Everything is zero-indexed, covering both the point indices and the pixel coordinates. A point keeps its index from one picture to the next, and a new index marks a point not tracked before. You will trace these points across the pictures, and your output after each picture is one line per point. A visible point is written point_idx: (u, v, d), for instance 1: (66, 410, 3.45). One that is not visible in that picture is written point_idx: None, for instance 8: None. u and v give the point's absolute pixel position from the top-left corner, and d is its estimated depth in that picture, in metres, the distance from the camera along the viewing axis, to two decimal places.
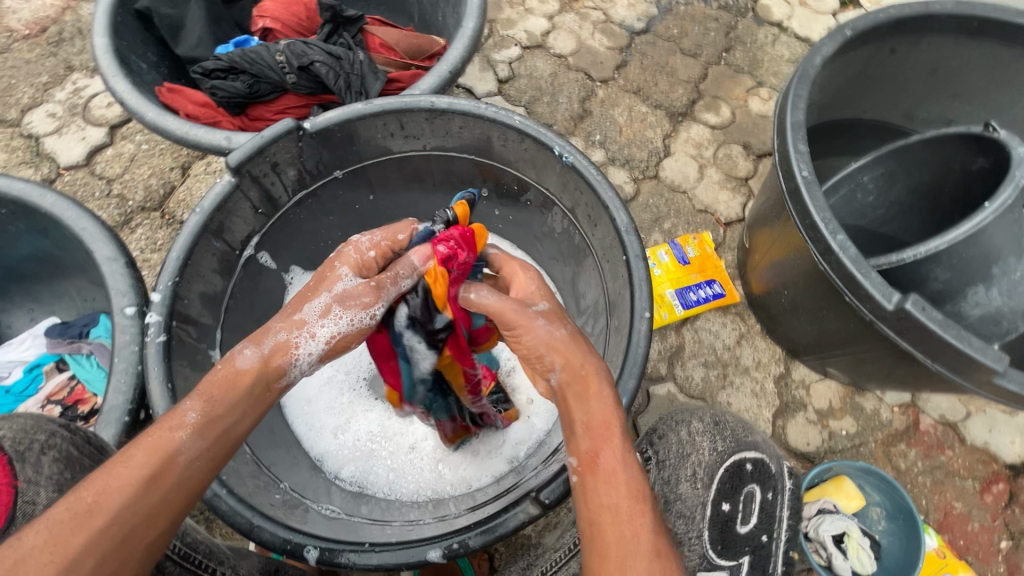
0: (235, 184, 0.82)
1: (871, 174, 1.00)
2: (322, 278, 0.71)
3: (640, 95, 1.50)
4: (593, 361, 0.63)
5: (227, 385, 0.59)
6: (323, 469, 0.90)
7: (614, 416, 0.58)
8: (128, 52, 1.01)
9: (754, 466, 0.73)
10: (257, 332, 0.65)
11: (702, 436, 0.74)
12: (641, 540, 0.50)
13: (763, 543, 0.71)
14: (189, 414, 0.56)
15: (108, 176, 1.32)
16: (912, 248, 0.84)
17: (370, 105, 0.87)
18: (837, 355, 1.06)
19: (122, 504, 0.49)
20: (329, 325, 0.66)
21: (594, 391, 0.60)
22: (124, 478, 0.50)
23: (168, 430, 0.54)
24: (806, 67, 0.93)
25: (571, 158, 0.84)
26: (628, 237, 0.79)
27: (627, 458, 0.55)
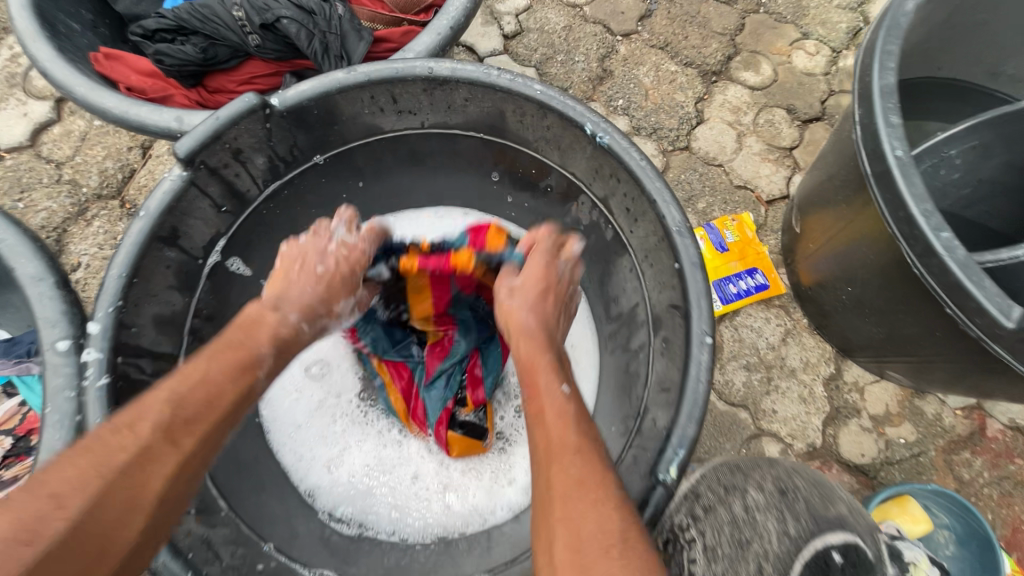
0: (190, 180, 0.66)
1: (959, 147, 0.83)
2: (339, 281, 0.66)
3: (668, 51, 1.30)
4: (533, 330, 0.60)
5: (288, 338, 0.61)
6: (315, 505, 0.77)
7: (540, 357, 0.58)
8: (54, 9, 0.82)
9: (844, 558, 0.51)
10: (298, 300, 0.63)
11: (765, 514, 0.55)
12: (567, 437, 0.51)
13: None
14: (262, 354, 0.58)
15: (57, 159, 1.15)
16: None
17: (352, 73, 0.69)
18: (898, 359, 0.92)
19: (215, 422, 0.52)
20: (351, 315, 0.71)
21: (521, 338, 0.60)
22: (214, 397, 0.53)
23: (246, 367, 0.56)
24: (896, 14, 0.74)
25: (606, 138, 0.68)
26: (681, 239, 0.63)
27: (554, 388, 0.55)
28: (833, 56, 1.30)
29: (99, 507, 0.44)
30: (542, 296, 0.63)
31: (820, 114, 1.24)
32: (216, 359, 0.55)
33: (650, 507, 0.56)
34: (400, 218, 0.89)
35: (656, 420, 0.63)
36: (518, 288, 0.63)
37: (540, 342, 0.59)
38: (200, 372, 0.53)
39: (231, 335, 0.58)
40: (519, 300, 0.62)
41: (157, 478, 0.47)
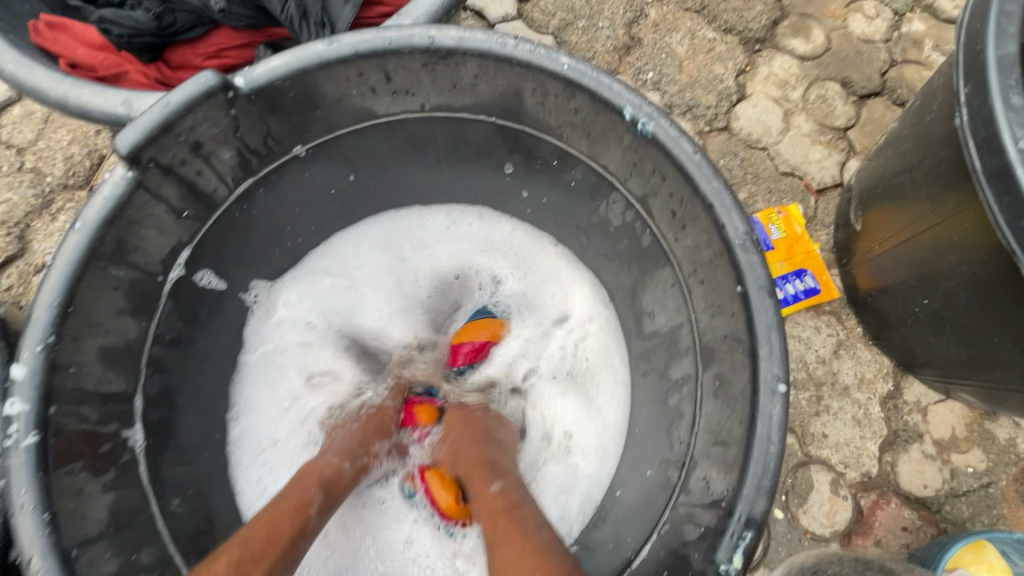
0: (137, 182, 0.54)
1: None
2: (371, 428, 0.67)
3: (705, 15, 1.13)
4: (463, 448, 0.62)
5: (335, 477, 0.59)
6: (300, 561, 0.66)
7: (474, 458, 0.60)
8: None
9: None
10: (340, 445, 0.63)
11: None
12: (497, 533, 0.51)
13: None
14: (315, 495, 0.56)
15: (18, 143, 1.02)
16: None
17: (334, 45, 0.55)
18: (977, 381, 0.80)
19: (281, 556, 0.51)
20: (389, 461, 0.70)
21: (457, 450, 0.62)
22: (275, 533, 0.51)
23: (300, 504, 0.55)
24: None
25: (650, 125, 0.55)
26: (747, 257, 0.51)
27: (485, 488, 0.56)
28: (896, 19, 1.12)
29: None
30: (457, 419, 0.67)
31: (880, 88, 1.08)
32: (277, 503, 0.55)
33: None
34: (403, 215, 0.78)
35: (710, 483, 0.52)
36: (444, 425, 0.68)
37: (472, 443, 0.62)
38: (263, 517, 0.53)
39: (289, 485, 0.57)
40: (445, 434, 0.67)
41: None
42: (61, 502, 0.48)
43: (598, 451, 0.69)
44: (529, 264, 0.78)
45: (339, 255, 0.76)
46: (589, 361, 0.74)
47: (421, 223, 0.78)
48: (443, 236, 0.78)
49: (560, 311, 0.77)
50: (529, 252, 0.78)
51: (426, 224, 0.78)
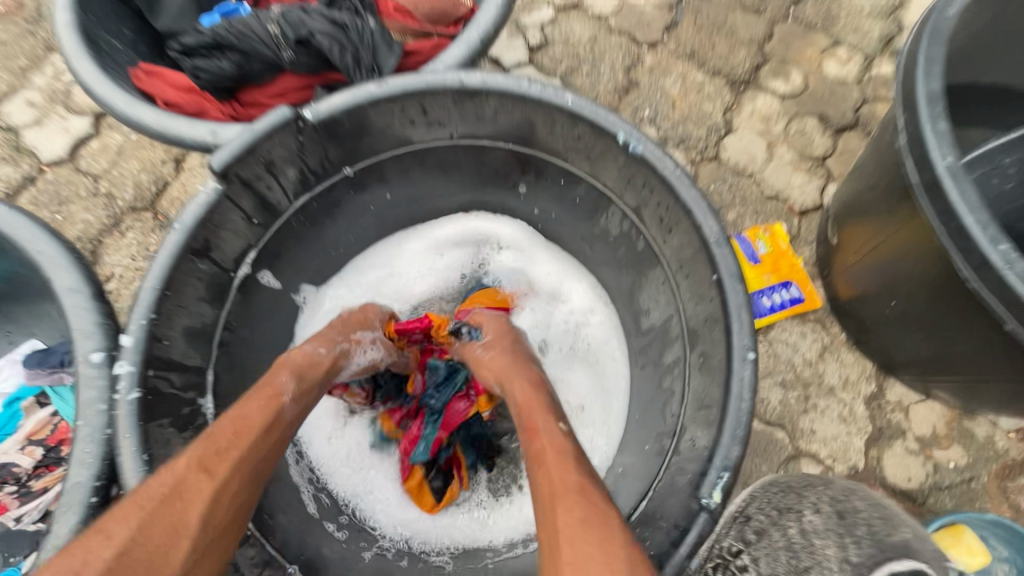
0: (222, 193, 0.66)
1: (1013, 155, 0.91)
2: (352, 321, 0.74)
3: (695, 60, 1.28)
4: (512, 371, 0.65)
5: (306, 365, 0.64)
6: (347, 509, 0.80)
7: (535, 398, 0.61)
8: (96, 28, 0.85)
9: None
10: (320, 335, 0.69)
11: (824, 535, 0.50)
12: (567, 477, 0.51)
13: None
14: (286, 384, 0.61)
15: (94, 172, 1.18)
16: None
17: (384, 85, 0.69)
18: (950, 378, 0.87)
19: (255, 441, 0.55)
20: (374, 351, 0.74)
21: (515, 381, 0.63)
22: (243, 424, 0.55)
23: (271, 394, 0.59)
24: (939, 18, 0.73)
25: (639, 147, 0.66)
26: (720, 251, 0.61)
27: (552, 424, 0.57)
28: (866, 63, 1.26)
29: (147, 524, 0.45)
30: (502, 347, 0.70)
31: (854, 123, 1.21)
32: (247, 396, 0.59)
33: (694, 533, 0.54)
34: (430, 226, 0.91)
35: (695, 441, 0.61)
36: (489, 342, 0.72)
37: (532, 377, 0.64)
38: (229, 414, 0.56)
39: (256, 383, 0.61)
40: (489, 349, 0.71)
41: (196, 505, 0.48)
42: (154, 449, 0.59)
43: (606, 428, 0.81)
44: (538, 271, 0.91)
45: (378, 257, 0.90)
46: (592, 351, 0.87)
47: (444, 232, 0.91)
48: (462, 243, 0.91)
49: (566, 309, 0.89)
50: (538, 261, 0.91)
51: (449, 234, 0.91)
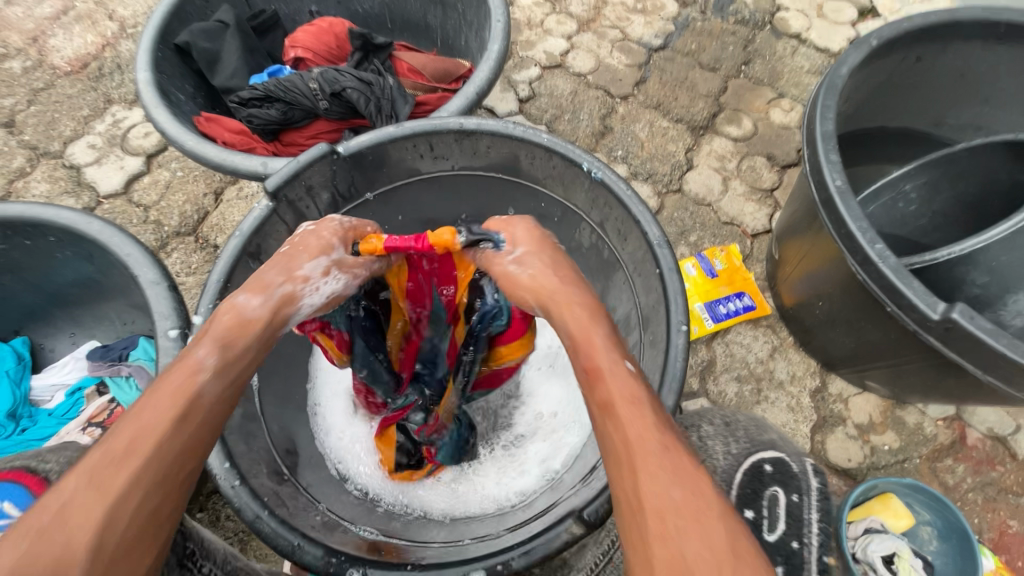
0: (273, 209, 0.85)
1: (913, 183, 0.98)
2: (301, 251, 0.71)
3: (661, 110, 1.51)
4: (560, 293, 0.65)
5: (232, 331, 0.61)
6: (348, 483, 0.89)
7: (591, 330, 0.60)
8: (167, 84, 1.07)
9: (773, 468, 0.64)
10: (255, 282, 0.67)
11: (715, 440, 0.67)
12: (648, 441, 0.50)
13: (794, 551, 0.60)
14: (205, 358, 0.58)
15: (145, 203, 1.37)
16: (946, 245, 0.79)
17: (401, 128, 0.89)
18: (876, 367, 1.03)
19: (161, 439, 0.51)
20: (327, 283, 0.72)
21: (571, 307, 0.63)
22: (146, 426, 0.51)
23: (186, 377, 0.56)
24: (834, 77, 0.94)
25: (600, 173, 0.85)
26: (661, 250, 0.78)
27: (618, 363, 0.57)
28: None
29: (30, 555, 0.44)
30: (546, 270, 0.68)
31: (797, 161, 1.42)
32: (161, 387, 0.55)
33: None
34: None
35: None
36: (523, 257, 0.71)
37: (587, 302, 0.64)
38: (134, 410, 0.53)
39: (171, 373, 0.56)
40: (527, 265, 0.70)
41: (85, 526, 0.45)
42: None
43: (576, 425, 0.94)
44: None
45: None
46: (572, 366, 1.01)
47: None
48: None
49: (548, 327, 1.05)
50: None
51: None
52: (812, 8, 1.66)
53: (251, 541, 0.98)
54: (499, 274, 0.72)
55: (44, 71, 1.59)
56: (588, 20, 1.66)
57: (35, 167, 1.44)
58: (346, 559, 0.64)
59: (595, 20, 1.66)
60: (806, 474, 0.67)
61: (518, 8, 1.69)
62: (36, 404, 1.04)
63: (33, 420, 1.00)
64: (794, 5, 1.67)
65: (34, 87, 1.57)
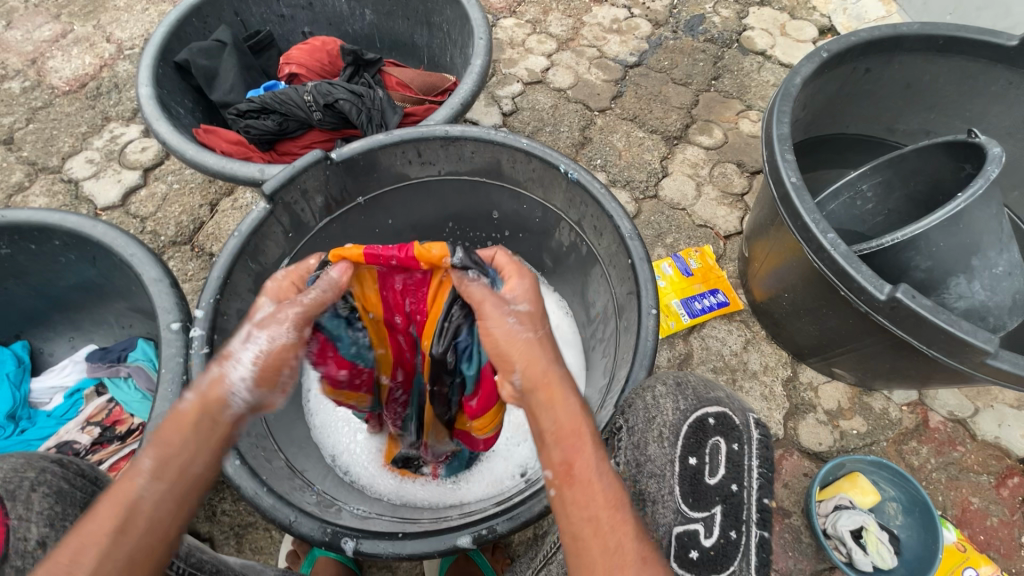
0: (269, 211, 0.90)
1: (869, 182, 1.05)
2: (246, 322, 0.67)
3: (637, 122, 1.59)
4: (537, 356, 0.60)
5: (171, 427, 0.57)
6: (335, 464, 0.93)
7: (582, 422, 0.56)
8: (167, 99, 1.13)
9: (717, 420, 0.58)
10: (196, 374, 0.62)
11: (665, 398, 0.61)
12: (626, 550, 0.49)
13: (733, 492, 0.56)
14: (142, 460, 0.54)
15: (142, 214, 1.42)
16: (891, 233, 0.90)
17: (390, 135, 0.96)
18: (840, 354, 1.10)
19: (100, 555, 0.48)
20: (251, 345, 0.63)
21: (562, 394, 0.57)
22: (84, 543, 0.49)
23: (124, 484, 0.52)
24: (788, 86, 1.02)
25: (576, 174, 0.92)
26: (632, 242, 0.85)
27: (602, 463, 0.54)
28: None
29: None
30: (543, 341, 0.62)
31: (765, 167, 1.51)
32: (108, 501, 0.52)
33: None
34: None
35: (618, 377, 0.81)
36: (528, 316, 0.64)
37: (573, 389, 0.58)
38: (79, 529, 0.50)
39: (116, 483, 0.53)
40: (536, 328, 0.63)
41: None
42: None
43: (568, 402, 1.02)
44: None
45: None
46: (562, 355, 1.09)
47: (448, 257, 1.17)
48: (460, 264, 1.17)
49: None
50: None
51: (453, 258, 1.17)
52: (776, 27, 1.78)
53: (247, 535, 1.01)
54: (488, 323, 0.64)
55: (43, 90, 1.65)
56: (567, 40, 1.76)
57: (33, 181, 1.49)
58: (342, 527, 0.69)
59: (573, 39, 1.76)
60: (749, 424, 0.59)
61: (500, 28, 1.79)
62: (35, 406, 1.06)
63: (32, 421, 1.03)
64: (759, 25, 1.78)
65: (33, 106, 1.62)
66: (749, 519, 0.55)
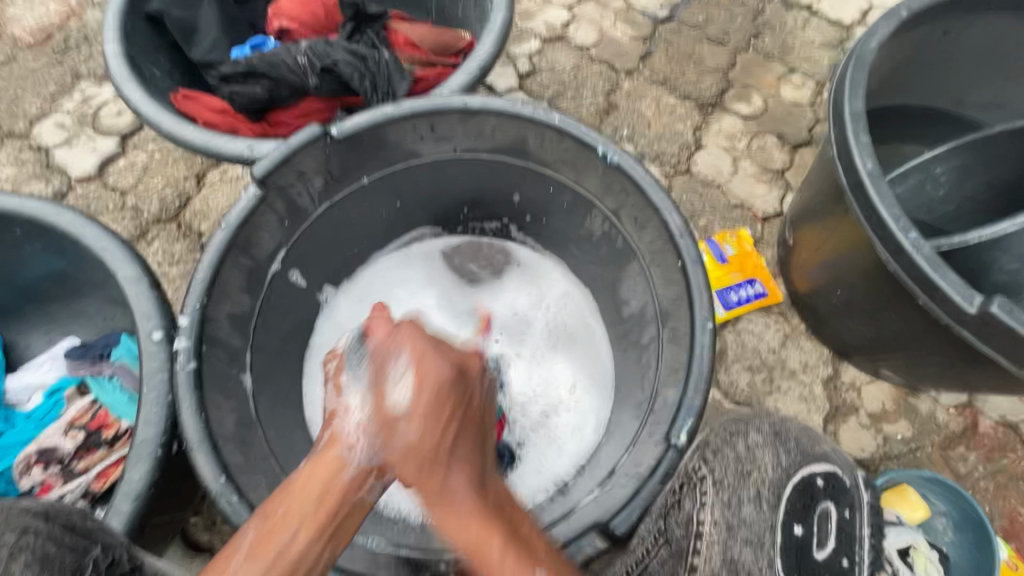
0: (262, 197, 0.78)
1: (945, 166, 0.92)
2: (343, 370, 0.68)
3: (667, 86, 1.43)
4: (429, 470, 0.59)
5: (292, 489, 0.58)
6: None
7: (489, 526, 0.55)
8: (140, 58, 0.97)
9: (825, 482, 0.63)
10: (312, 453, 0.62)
11: (764, 449, 0.63)
12: None
13: (845, 568, 0.60)
14: (247, 533, 0.55)
15: (121, 187, 1.28)
16: (976, 230, 0.79)
17: (399, 107, 0.82)
18: (890, 357, 1.00)
19: None
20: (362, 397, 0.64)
21: (453, 505, 0.57)
22: None
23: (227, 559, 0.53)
24: (862, 52, 0.88)
25: (615, 157, 0.79)
26: (683, 241, 0.73)
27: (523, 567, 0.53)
28: (817, 88, 1.43)
29: None
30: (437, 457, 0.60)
31: (809, 140, 1.36)
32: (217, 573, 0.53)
33: (663, 466, 0.63)
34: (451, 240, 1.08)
35: (666, 396, 0.71)
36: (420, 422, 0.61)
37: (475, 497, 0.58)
38: None
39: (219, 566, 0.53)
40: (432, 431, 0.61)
41: None
42: (210, 410, 0.68)
43: (597, 388, 0.95)
44: (523, 292, 1.06)
45: (401, 267, 1.06)
46: (579, 338, 1.01)
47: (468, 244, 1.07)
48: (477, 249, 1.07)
49: (537, 312, 1.05)
50: (506, 287, 1.07)
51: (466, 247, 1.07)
52: None
53: None
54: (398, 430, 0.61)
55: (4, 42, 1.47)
56: None
57: None
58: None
59: None
60: (854, 487, 0.65)
61: None
62: (14, 406, 0.97)
63: (10, 423, 0.94)
64: None
65: None
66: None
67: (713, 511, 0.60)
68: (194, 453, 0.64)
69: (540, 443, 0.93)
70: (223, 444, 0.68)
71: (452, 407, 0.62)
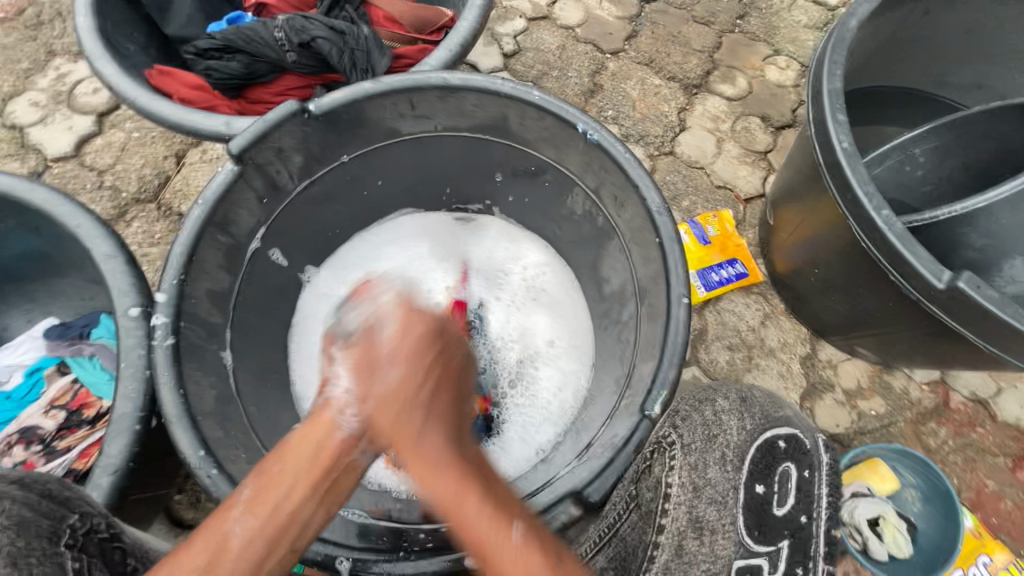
0: (239, 173, 0.77)
1: (923, 146, 0.94)
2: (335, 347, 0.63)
3: (653, 67, 1.43)
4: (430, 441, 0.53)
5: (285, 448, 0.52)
6: None
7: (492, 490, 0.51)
8: (114, 33, 0.95)
9: (788, 443, 0.59)
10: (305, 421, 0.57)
11: (730, 414, 0.64)
12: None
13: (801, 524, 0.54)
14: (240, 491, 0.50)
15: (99, 167, 1.26)
16: (948, 206, 0.80)
17: (378, 84, 0.80)
18: (865, 335, 1.02)
19: None
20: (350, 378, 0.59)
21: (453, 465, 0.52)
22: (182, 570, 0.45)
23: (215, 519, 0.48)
24: (842, 30, 0.88)
25: (596, 135, 0.78)
26: (661, 218, 0.74)
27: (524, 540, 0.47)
28: (802, 70, 1.43)
29: None
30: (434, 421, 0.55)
31: (792, 122, 1.37)
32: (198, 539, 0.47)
33: (637, 437, 0.65)
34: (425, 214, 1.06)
35: (643, 369, 0.72)
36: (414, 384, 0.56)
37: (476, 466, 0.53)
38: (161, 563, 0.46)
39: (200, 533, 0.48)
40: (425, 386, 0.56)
41: None
42: (188, 387, 0.68)
43: (577, 353, 0.97)
44: (500, 257, 1.06)
45: (373, 239, 1.04)
46: (556, 299, 1.02)
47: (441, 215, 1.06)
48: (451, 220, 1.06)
49: (514, 267, 1.05)
50: (481, 249, 1.07)
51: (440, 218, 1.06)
52: None
53: None
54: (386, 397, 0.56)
55: None
56: None
57: None
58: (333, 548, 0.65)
59: None
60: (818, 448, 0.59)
61: None
62: None
63: None
64: None
65: None
66: (814, 556, 0.52)
67: (681, 474, 0.63)
68: (172, 427, 0.65)
69: (524, 410, 0.95)
70: (202, 420, 0.68)
71: (435, 371, 0.57)
